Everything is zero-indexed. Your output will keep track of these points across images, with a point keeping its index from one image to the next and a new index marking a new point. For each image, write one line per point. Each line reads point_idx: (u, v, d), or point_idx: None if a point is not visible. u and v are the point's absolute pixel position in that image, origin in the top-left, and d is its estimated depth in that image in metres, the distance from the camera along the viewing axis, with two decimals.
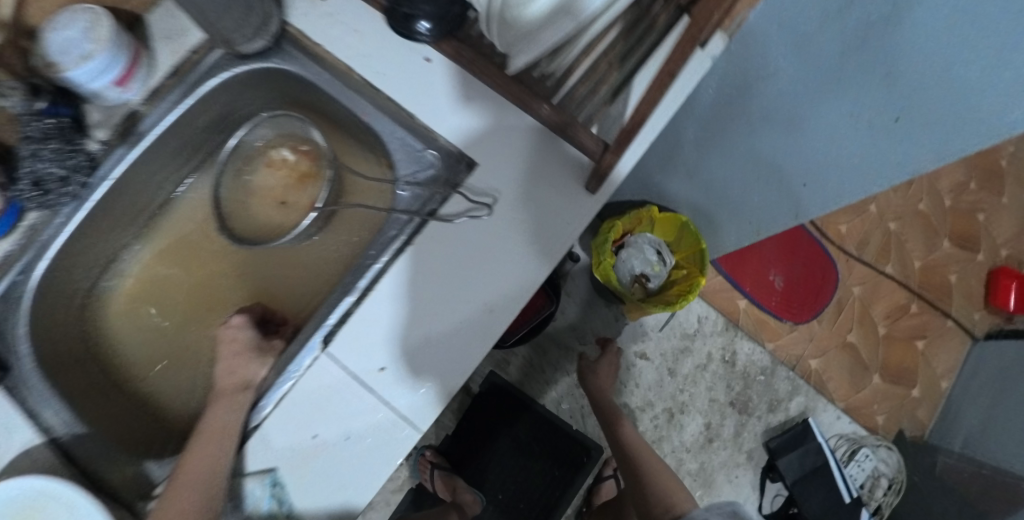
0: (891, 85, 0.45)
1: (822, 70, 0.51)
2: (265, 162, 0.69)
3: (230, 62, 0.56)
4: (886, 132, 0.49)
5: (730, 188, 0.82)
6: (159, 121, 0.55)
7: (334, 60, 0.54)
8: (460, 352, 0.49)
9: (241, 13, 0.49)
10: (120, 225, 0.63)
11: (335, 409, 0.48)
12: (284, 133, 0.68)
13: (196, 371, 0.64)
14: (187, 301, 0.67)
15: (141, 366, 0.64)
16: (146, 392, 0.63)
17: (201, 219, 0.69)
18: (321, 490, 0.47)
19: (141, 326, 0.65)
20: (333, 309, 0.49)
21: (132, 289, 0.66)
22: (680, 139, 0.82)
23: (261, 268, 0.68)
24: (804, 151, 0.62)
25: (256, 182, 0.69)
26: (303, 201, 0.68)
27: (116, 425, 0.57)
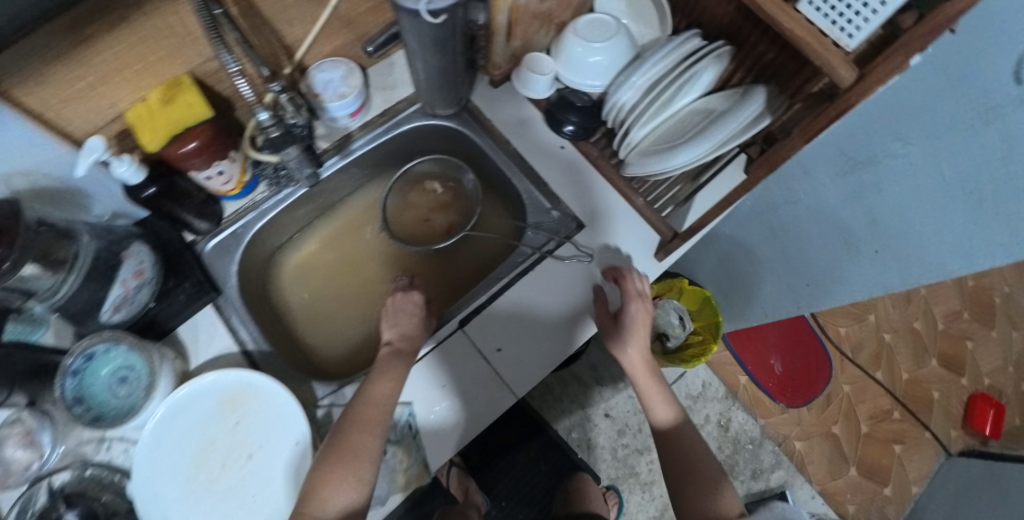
0: (919, 190, 0.68)
1: (859, 183, 0.74)
2: (421, 186, 0.87)
3: (422, 116, 0.80)
4: (915, 229, 0.71)
5: (759, 280, 1.04)
6: (360, 143, 0.78)
7: (498, 133, 0.79)
8: (555, 349, 0.70)
9: (449, 88, 0.73)
10: (312, 209, 0.83)
11: (461, 370, 0.68)
12: (440, 170, 0.87)
13: (340, 334, 0.81)
14: (339, 277, 0.85)
15: (300, 319, 0.81)
16: (302, 339, 0.80)
17: (363, 219, 0.87)
18: (443, 425, 0.66)
19: (303, 289, 0.83)
20: (471, 303, 0.72)
21: (302, 260, 0.85)
22: (725, 234, 1.05)
23: (402, 267, 0.86)
24: (840, 249, 0.83)
25: (409, 199, 0.87)
26: (440, 225, 0.87)
27: (288, 356, 0.75)
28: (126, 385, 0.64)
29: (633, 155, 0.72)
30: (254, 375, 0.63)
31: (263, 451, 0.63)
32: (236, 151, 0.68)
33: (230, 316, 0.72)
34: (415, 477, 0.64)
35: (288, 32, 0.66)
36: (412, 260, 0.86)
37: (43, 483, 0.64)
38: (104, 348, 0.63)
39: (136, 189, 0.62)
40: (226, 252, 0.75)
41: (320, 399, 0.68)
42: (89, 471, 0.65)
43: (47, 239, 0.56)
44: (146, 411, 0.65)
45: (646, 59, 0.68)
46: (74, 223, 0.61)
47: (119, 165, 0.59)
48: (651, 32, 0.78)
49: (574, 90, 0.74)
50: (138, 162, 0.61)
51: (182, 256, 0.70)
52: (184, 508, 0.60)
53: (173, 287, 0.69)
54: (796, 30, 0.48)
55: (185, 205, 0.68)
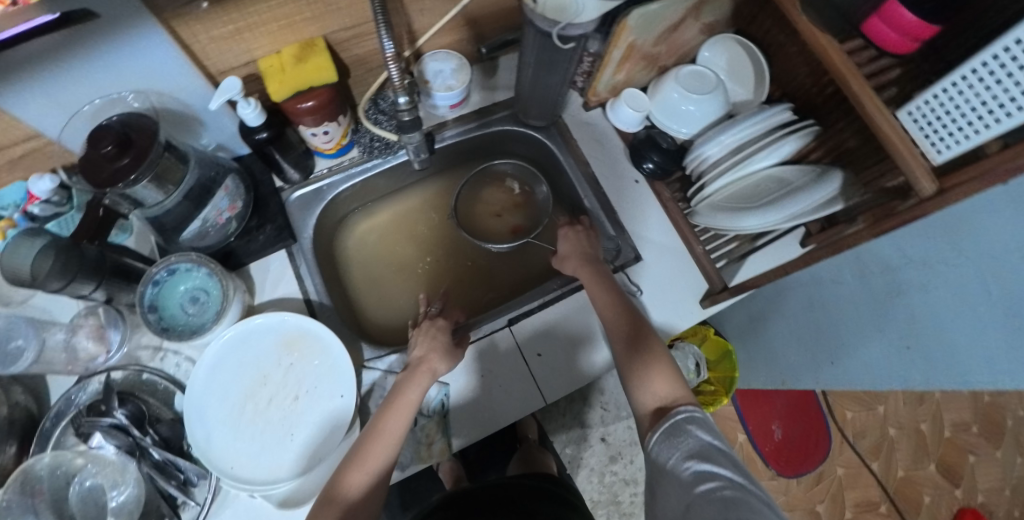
0: (971, 297, 0.68)
1: (913, 279, 0.75)
2: (497, 183, 0.93)
3: (513, 122, 0.87)
4: (948, 334, 0.70)
5: (779, 348, 1.05)
6: (453, 134, 0.86)
7: (579, 153, 0.86)
8: (588, 366, 0.76)
9: (546, 103, 0.81)
10: (391, 184, 0.89)
11: (499, 365, 0.75)
12: (519, 172, 0.92)
13: (391, 300, 0.87)
14: (403, 249, 0.91)
15: (358, 278, 0.88)
16: (356, 297, 0.86)
17: (438, 200, 0.95)
18: (473, 412, 0.73)
19: (367, 252, 0.90)
20: (522, 305, 0.78)
21: (374, 225, 0.91)
22: (764, 295, 1.07)
23: (464, 256, 0.92)
24: (860, 338, 0.84)
25: (484, 194, 0.93)
26: (509, 223, 0.93)
27: (343, 309, 0.81)
28: (196, 305, 0.69)
29: (703, 206, 0.76)
30: (319, 326, 0.70)
31: (311, 397, 0.69)
32: (343, 116, 0.74)
33: (299, 264, 0.77)
34: (437, 452, 0.71)
35: (418, 20, 0.73)
36: (471, 251, 0.92)
37: (103, 377, 0.69)
38: (187, 266, 0.69)
39: (250, 132, 0.68)
40: (307, 205, 0.81)
41: (367, 361, 0.74)
42: (146, 376, 0.70)
43: (166, 162, 0.61)
44: (208, 334, 0.68)
45: (738, 122, 0.73)
46: (186, 149, 0.66)
47: (245, 108, 0.65)
48: (742, 92, 0.82)
49: (662, 130, 0.80)
50: (260, 108, 0.67)
51: (269, 203, 0.77)
52: (224, 433, 0.65)
53: (255, 228, 0.76)
54: (889, 135, 0.53)
55: (289, 154, 0.75)
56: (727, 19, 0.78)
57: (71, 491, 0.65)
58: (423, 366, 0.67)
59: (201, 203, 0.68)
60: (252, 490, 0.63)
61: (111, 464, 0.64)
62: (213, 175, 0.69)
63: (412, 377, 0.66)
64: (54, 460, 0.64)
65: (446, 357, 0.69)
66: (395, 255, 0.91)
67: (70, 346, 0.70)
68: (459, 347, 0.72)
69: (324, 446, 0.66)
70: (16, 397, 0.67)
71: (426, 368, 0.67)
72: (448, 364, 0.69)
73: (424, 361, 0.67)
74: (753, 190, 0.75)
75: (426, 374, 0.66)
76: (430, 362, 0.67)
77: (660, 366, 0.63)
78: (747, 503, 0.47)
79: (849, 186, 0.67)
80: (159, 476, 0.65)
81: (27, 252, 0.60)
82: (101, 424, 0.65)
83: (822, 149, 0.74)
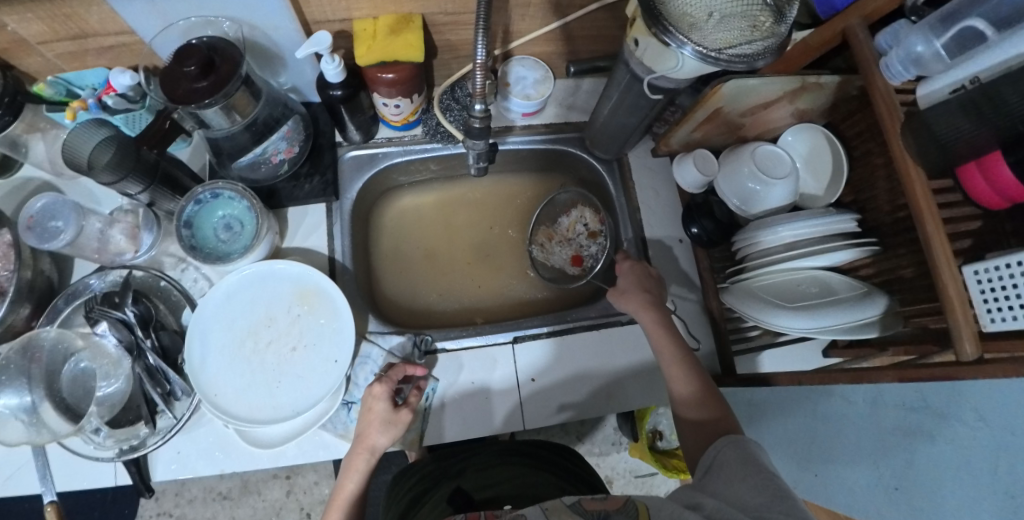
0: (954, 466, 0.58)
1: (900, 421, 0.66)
2: (574, 209, 0.93)
3: (579, 146, 0.89)
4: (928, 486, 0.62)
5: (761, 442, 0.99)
6: (516, 140, 0.87)
7: (632, 195, 0.87)
8: (576, 404, 0.76)
9: (614, 139, 0.82)
10: (445, 170, 0.91)
11: (493, 376, 0.76)
12: (588, 205, 0.92)
13: (415, 278, 0.89)
14: (439, 233, 0.92)
15: (389, 246, 0.90)
16: (381, 263, 0.89)
17: (512, 205, 0.95)
18: (454, 414, 0.75)
19: (405, 223, 0.92)
20: (532, 327, 0.79)
21: (419, 200, 0.93)
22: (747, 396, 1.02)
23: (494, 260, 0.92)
24: (852, 460, 0.75)
25: (555, 216, 0.93)
26: (576, 252, 0.92)
27: (362, 270, 0.84)
28: (228, 233, 0.71)
29: (736, 287, 0.76)
30: (333, 286, 0.71)
31: (308, 352, 0.70)
32: (417, 95, 0.75)
33: (333, 223, 0.79)
34: (409, 441, 0.73)
35: (517, 24, 0.75)
36: (519, 265, 0.92)
37: (124, 272, 0.73)
38: (230, 194, 0.71)
39: (327, 86, 0.70)
40: (358, 167, 0.83)
41: (371, 333, 0.77)
42: (163, 284, 0.73)
43: (240, 94, 0.63)
44: (232, 264, 0.70)
45: (799, 217, 0.70)
46: (262, 85, 0.68)
47: (328, 64, 0.66)
48: (814, 186, 0.80)
49: (721, 198, 0.79)
50: (342, 67, 0.68)
51: (323, 154, 0.80)
52: (220, 361, 0.68)
53: (304, 176, 0.78)
54: (950, 291, 0.53)
55: (355, 116, 0.76)
56: (820, 110, 0.76)
57: (66, 368, 0.67)
58: (360, 449, 0.62)
59: (261, 139, 0.71)
60: (230, 422, 0.65)
61: (109, 357, 0.68)
62: (278, 115, 0.71)
63: (350, 461, 0.62)
64: (59, 336, 0.68)
65: (385, 429, 0.63)
66: (429, 235, 0.92)
67: (102, 236, 0.71)
68: (405, 411, 0.64)
69: (308, 401, 0.68)
70: (43, 265, 0.72)
71: (365, 447, 0.62)
72: (389, 435, 0.63)
73: (362, 438, 0.63)
74: (793, 287, 0.74)
75: (365, 455, 0.62)
76: (367, 439, 0.62)
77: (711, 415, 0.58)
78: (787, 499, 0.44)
79: (890, 315, 0.68)
80: (147, 380, 0.67)
81: (91, 136, 0.65)
82: (111, 316, 0.67)
83: (874, 268, 0.72)
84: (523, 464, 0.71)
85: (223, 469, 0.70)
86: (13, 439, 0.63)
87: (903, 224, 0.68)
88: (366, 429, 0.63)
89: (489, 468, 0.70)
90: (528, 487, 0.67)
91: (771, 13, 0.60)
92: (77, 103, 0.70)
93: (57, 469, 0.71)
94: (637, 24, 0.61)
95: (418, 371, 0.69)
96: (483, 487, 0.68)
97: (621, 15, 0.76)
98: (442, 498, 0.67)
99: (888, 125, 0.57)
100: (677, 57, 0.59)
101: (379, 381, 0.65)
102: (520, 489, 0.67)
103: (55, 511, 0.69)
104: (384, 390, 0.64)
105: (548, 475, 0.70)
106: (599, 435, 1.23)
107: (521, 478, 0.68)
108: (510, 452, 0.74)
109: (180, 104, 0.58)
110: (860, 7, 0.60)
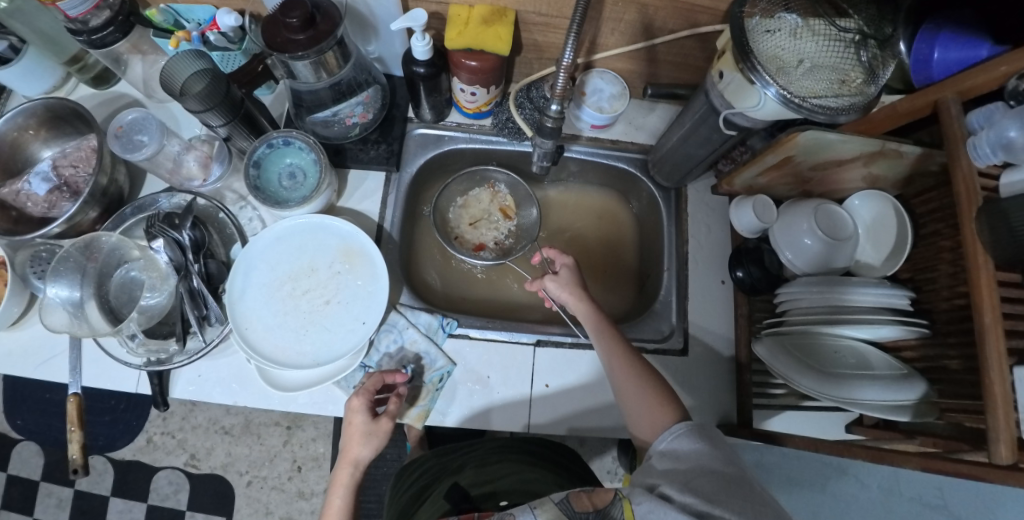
0: None
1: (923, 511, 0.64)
2: (488, 191, 0.94)
3: (640, 168, 0.89)
4: None
5: None
6: (580, 148, 0.88)
7: (683, 226, 0.87)
8: (586, 423, 0.75)
9: (677, 168, 0.82)
10: (503, 164, 0.92)
11: (508, 372, 0.76)
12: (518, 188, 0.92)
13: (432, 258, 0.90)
14: (477, 228, 0.92)
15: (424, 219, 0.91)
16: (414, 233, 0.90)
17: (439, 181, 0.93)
18: (463, 403, 0.75)
19: (473, 215, 0.93)
20: (556, 334, 0.78)
21: (493, 198, 0.93)
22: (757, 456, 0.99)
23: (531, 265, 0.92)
24: None
25: (467, 194, 0.93)
26: (482, 235, 0.92)
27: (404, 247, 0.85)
28: (291, 182, 0.75)
29: (767, 337, 0.74)
30: (378, 249, 0.74)
31: (341, 307, 0.72)
32: (494, 87, 0.77)
33: (389, 193, 0.82)
34: (413, 417, 0.73)
35: (605, 37, 0.76)
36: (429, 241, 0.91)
37: (188, 197, 0.77)
38: (301, 145, 0.74)
39: (412, 62, 0.72)
40: (424, 145, 0.86)
41: (401, 304, 0.79)
42: (221, 215, 0.77)
43: (332, 53, 0.66)
44: (287, 211, 0.73)
45: (854, 283, 0.68)
46: (352, 49, 0.72)
47: (418, 41, 0.68)
48: (871, 256, 0.78)
49: (773, 248, 0.78)
50: (431, 47, 0.70)
51: (394, 127, 0.83)
52: (256, 297, 0.71)
53: (372, 142, 0.82)
54: (996, 389, 0.51)
55: (432, 95, 0.78)
56: (894, 180, 0.74)
57: (116, 273, 0.73)
58: (344, 463, 0.63)
59: (340, 99, 0.74)
60: (254, 357, 0.68)
61: (159, 271, 0.71)
62: (361, 80, 0.75)
63: (337, 476, 0.63)
64: (118, 243, 0.72)
65: (367, 440, 0.64)
66: (469, 229, 0.92)
67: (177, 159, 0.75)
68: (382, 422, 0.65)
69: (330, 355, 0.70)
70: (119, 175, 0.76)
71: (348, 461, 0.63)
72: (370, 447, 0.64)
73: (345, 453, 0.64)
74: (829, 352, 0.72)
75: (349, 469, 0.63)
76: (350, 452, 0.63)
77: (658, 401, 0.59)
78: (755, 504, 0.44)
79: (925, 403, 0.65)
80: (188, 302, 0.70)
81: (189, 64, 0.66)
82: (169, 235, 0.70)
83: (918, 352, 0.69)
84: (518, 462, 0.71)
85: (237, 401, 0.73)
86: (57, 326, 0.67)
87: (960, 312, 0.65)
88: (348, 443, 0.64)
89: (486, 467, 0.71)
90: (526, 483, 0.67)
91: (863, 72, 0.59)
92: (183, 33, 0.73)
93: (87, 366, 0.75)
94: (726, 57, 0.61)
95: (400, 377, 0.70)
96: (482, 483, 0.68)
97: (710, 47, 0.76)
98: (440, 495, 0.68)
99: (964, 206, 0.55)
100: (759, 96, 0.59)
101: (357, 394, 0.66)
102: (519, 484, 0.67)
103: (75, 403, 0.74)
104: (362, 403, 0.66)
105: (545, 476, 0.70)
106: (595, 459, 1.22)
107: (519, 475, 0.69)
108: (506, 445, 0.75)
109: (276, 51, 0.62)
110: (958, 82, 0.58)
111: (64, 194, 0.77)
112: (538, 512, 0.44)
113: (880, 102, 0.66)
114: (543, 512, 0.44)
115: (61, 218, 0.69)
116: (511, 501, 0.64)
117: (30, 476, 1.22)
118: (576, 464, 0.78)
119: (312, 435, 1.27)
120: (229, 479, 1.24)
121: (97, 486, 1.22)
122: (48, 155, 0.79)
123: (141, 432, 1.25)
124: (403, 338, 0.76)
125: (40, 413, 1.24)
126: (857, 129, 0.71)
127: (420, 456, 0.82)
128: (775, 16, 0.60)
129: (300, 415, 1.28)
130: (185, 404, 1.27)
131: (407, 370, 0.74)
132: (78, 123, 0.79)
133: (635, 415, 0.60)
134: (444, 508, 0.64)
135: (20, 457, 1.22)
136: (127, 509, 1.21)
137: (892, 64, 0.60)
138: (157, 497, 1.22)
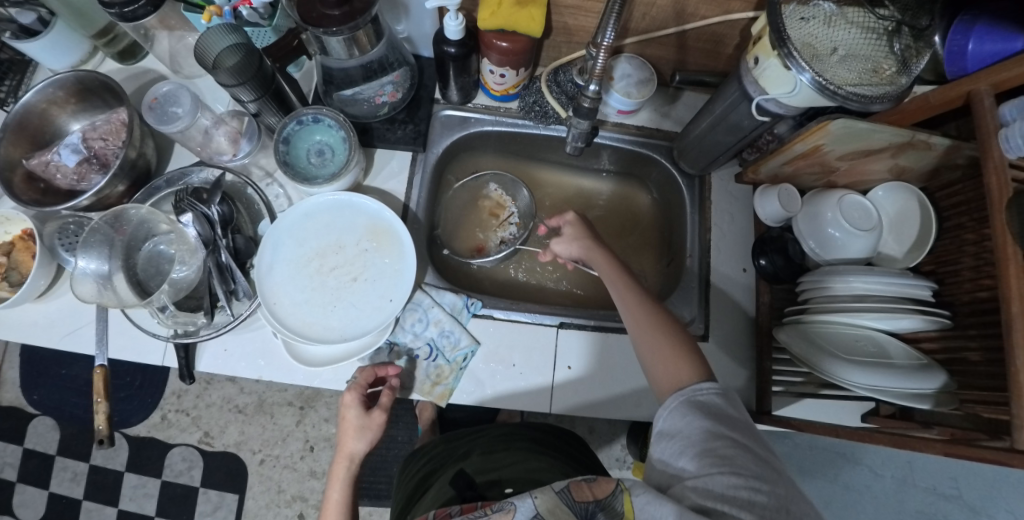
0: None
1: None
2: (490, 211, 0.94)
3: (664, 156, 0.90)
4: None
5: None
6: (604, 132, 0.89)
7: (707, 215, 0.87)
8: (602, 406, 0.76)
9: (703, 156, 0.83)
10: (532, 146, 0.92)
11: (532, 353, 0.77)
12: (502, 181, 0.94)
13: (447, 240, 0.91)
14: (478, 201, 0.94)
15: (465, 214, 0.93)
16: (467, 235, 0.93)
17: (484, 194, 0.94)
18: (488, 382, 0.75)
19: (472, 214, 0.94)
20: (576, 319, 0.79)
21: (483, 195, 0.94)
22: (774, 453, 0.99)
23: (480, 215, 0.94)
24: None
25: (478, 220, 0.93)
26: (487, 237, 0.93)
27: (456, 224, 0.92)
28: (319, 158, 0.75)
29: (788, 330, 0.74)
30: (404, 227, 0.74)
31: (367, 285, 0.73)
32: (523, 69, 0.78)
33: (415, 173, 0.83)
34: (438, 395, 0.74)
35: (635, 22, 0.77)
36: (478, 225, 0.93)
37: (217, 173, 0.77)
38: (330, 122, 0.75)
39: (443, 42, 0.72)
40: (449, 126, 0.86)
41: (427, 284, 0.79)
42: (249, 191, 0.78)
43: (366, 30, 0.66)
44: (316, 188, 0.73)
45: (875, 272, 0.68)
46: (385, 28, 0.72)
47: (451, 20, 0.69)
48: (893, 248, 0.78)
49: (797, 238, 0.78)
50: (463, 27, 0.71)
51: (420, 108, 0.83)
52: (284, 272, 0.72)
53: (399, 122, 0.82)
54: (1017, 378, 0.51)
55: (461, 76, 0.79)
56: (920, 172, 0.75)
57: (144, 246, 0.74)
58: (341, 457, 0.65)
59: (371, 78, 0.75)
60: (281, 330, 0.68)
61: (188, 244, 0.71)
62: (393, 60, 0.76)
63: (333, 471, 0.65)
64: (147, 216, 0.72)
65: (360, 435, 0.65)
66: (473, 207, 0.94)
67: (207, 134, 0.76)
68: (379, 414, 0.67)
69: (356, 330, 0.71)
70: (147, 149, 0.77)
71: (344, 455, 0.65)
72: (364, 441, 0.66)
73: (341, 447, 0.66)
74: (849, 343, 0.72)
75: (345, 463, 0.65)
76: (346, 448, 0.65)
77: (671, 345, 0.58)
78: (785, 482, 0.44)
79: (944, 393, 0.65)
80: (217, 276, 0.70)
81: (219, 39, 0.65)
82: (197, 209, 0.70)
83: (939, 344, 0.69)
84: (525, 451, 0.72)
85: (263, 376, 0.74)
86: (87, 296, 0.69)
87: (983, 304, 0.65)
88: (344, 437, 0.66)
89: (492, 455, 0.73)
90: (532, 472, 0.68)
91: (896, 62, 0.59)
92: (214, 7, 0.71)
93: (113, 337, 0.75)
94: (762, 43, 0.61)
95: (392, 370, 0.70)
96: (487, 471, 0.69)
97: (739, 34, 0.77)
98: (446, 481, 0.69)
99: (995, 198, 0.55)
100: (795, 82, 0.59)
101: (349, 389, 0.67)
102: (523, 473, 0.67)
103: (101, 375, 0.74)
104: (354, 398, 0.67)
105: (545, 463, 0.70)
106: (604, 447, 1.23)
107: (524, 464, 0.69)
108: (506, 435, 0.77)
109: (310, 26, 0.62)
110: (991, 74, 0.58)
111: (93, 167, 0.78)
112: (538, 501, 0.44)
113: (911, 92, 0.66)
114: (543, 502, 0.44)
115: (90, 191, 0.70)
116: (515, 489, 0.64)
117: (46, 450, 1.23)
118: (582, 452, 0.80)
119: (324, 416, 1.28)
120: (242, 457, 1.25)
121: (111, 461, 1.23)
122: (76, 128, 0.80)
123: (156, 408, 1.26)
124: (427, 316, 0.77)
125: (56, 388, 1.26)
126: (886, 120, 0.71)
127: (431, 441, 0.85)
128: (810, 4, 0.60)
129: (313, 395, 1.29)
130: (201, 382, 1.28)
131: (400, 364, 0.75)
132: (107, 96, 0.79)
133: (652, 366, 0.58)
134: (448, 495, 0.64)
135: (36, 431, 1.24)
136: (140, 484, 1.22)
137: (927, 54, 0.60)
138: (170, 473, 1.23)
